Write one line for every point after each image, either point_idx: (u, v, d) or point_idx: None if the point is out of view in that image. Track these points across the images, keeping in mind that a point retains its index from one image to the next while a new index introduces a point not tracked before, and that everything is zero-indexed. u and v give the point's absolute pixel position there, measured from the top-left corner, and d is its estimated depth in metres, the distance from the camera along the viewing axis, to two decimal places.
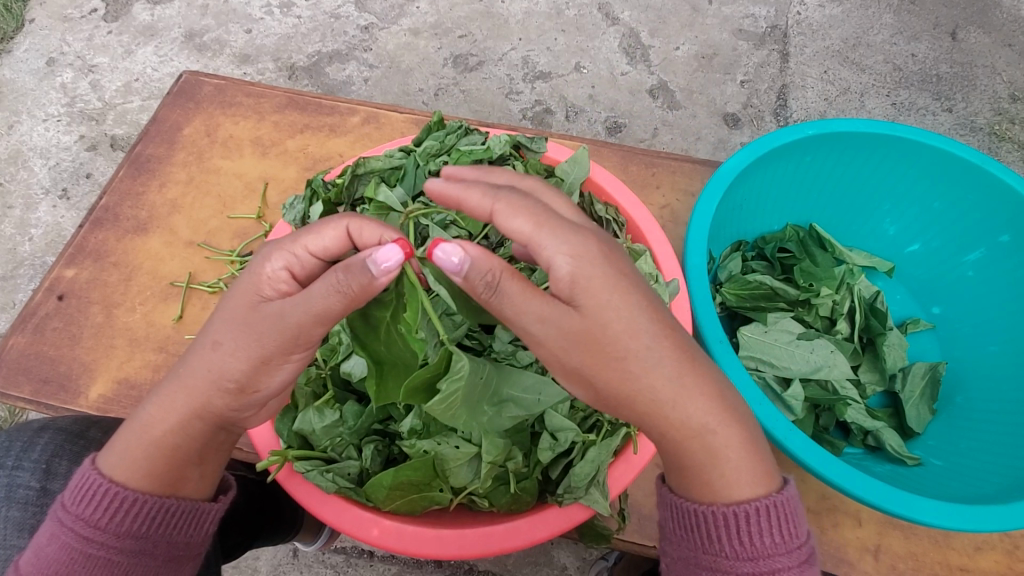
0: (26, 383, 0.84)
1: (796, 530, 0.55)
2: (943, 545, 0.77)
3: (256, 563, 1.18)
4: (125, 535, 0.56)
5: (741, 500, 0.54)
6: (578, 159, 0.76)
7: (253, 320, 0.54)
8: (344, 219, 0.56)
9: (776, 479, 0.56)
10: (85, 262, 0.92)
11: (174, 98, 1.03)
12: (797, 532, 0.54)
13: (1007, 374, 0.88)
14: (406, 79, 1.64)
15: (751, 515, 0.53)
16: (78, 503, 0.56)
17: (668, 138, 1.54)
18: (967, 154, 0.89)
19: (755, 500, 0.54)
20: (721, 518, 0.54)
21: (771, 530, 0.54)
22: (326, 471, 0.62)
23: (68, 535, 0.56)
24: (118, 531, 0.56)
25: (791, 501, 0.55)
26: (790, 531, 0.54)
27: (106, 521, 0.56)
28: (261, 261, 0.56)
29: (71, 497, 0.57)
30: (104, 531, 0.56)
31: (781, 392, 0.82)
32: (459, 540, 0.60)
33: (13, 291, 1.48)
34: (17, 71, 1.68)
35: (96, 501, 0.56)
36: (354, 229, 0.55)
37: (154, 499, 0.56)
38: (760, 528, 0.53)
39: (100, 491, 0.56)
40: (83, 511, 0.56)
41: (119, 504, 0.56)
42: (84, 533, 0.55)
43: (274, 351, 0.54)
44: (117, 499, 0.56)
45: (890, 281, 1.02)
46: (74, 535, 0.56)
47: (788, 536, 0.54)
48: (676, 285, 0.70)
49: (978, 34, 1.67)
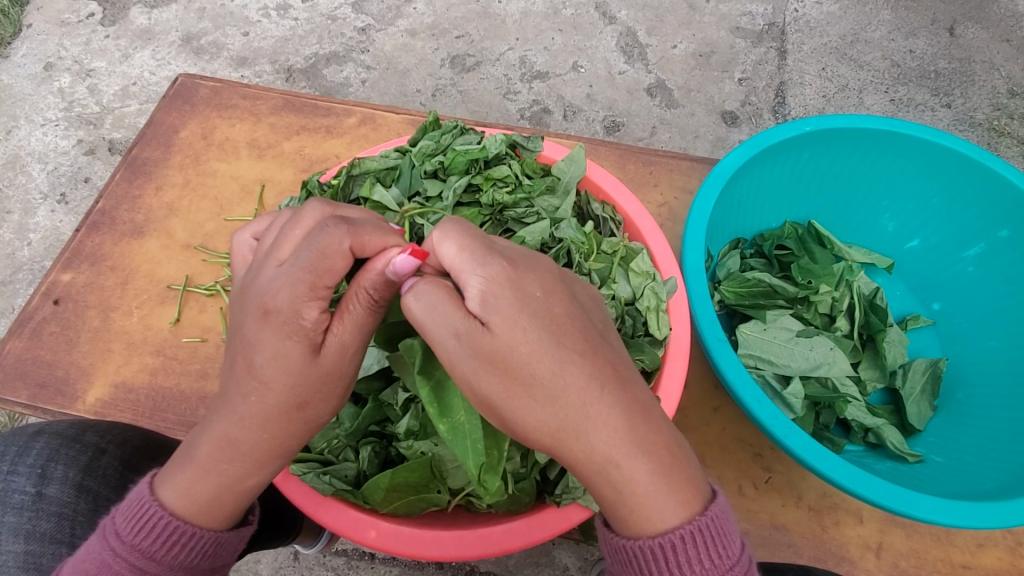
0: (23, 388, 0.84)
1: (731, 546, 0.49)
2: (946, 542, 0.77)
3: (258, 566, 1.18)
4: (177, 567, 0.54)
5: (663, 531, 0.47)
6: (574, 158, 0.76)
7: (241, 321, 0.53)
8: (345, 237, 0.50)
9: (702, 494, 0.49)
10: (82, 266, 0.91)
11: (170, 102, 1.03)
12: (727, 553, 0.48)
13: (1008, 369, 0.88)
14: (404, 80, 1.63)
15: (679, 544, 0.47)
16: (133, 532, 0.54)
17: (666, 137, 1.54)
18: (966, 149, 0.89)
19: (681, 527, 0.47)
20: (648, 552, 0.47)
21: (703, 553, 0.47)
22: (322, 473, 0.63)
23: (120, 565, 0.54)
24: (172, 563, 0.54)
25: (721, 516, 0.48)
26: (722, 551, 0.48)
27: (162, 553, 0.53)
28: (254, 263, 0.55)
29: (125, 525, 0.54)
30: (158, 562, 0.54)
31: (780, 389, 0.82)
32: (457, 542, 0.59)
33: (12, 296, 1.48)
34: (16, 77, 1.68)
35: (153, 532, 0.53)
36: (356, 245, 0.51)
37: (212, 533, 0.54)
38: (691, 555, 0.47)
39: (159, 523, 0.53)
40: (139, 541, 0.53)
41: (178, 538, 0.53)
42: (136, 563, 0.53)
43: None
44: (176, 533, 0.53)
45: (890, 277, 1.02)
46: (127, 565, 0.54)
47: (719, 558, 0.48)
48: (674, 283, 0.70)
49: (976, 29, 1.67)
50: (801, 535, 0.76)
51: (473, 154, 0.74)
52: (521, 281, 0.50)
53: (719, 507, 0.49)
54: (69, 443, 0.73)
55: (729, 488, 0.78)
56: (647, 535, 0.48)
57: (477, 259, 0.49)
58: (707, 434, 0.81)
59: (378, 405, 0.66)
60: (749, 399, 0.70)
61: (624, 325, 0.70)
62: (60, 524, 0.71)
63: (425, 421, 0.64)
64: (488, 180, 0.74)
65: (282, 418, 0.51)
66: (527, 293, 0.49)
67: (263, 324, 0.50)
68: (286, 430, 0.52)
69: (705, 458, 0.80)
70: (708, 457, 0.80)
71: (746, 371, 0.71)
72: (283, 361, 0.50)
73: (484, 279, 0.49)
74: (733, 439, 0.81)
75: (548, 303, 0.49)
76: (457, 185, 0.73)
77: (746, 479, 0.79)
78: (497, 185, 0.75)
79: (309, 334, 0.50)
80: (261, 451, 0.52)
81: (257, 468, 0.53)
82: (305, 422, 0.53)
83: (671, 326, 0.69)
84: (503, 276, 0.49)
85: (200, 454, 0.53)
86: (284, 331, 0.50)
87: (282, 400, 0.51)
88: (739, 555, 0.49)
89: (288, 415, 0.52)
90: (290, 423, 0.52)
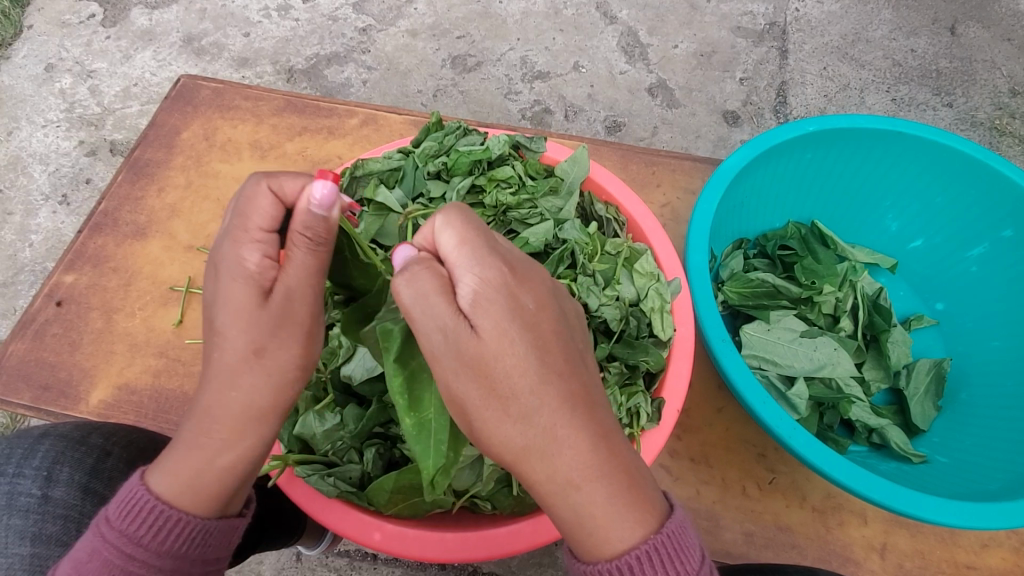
0: (27, 390, 0.84)
1: (691, 558, 0.48)
2: (950, 543, 0.77)
3: (260, 567, 1.18)
4: (165, 555, 0.53)
5: (619, 552, 0.47)
6: (577, 159, 0.75)
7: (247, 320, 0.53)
8: (261, 180, 0.54)
9: (656, 510, 0.49)
10: (84, 267, 0.91)
11: (172, 103, 1.03)
12: (687, 567, 0.47)
13: (1011, 369, 0.88)
14: (405, 80, 1.63)
15: (638, 565, 0.46)
16: (121, 518, 0.53)
17: (667, 137, 1.54)
18: (969, 148, 0.89)
19: (636, 548, 0.47)
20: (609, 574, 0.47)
21: (662, 569, 0.47)
22: (327, 476, 0.63)
23: (109, 551, 0.53)
24: (160, 550, 0.53)
25: (677, 531, 0.48)
26: (682, 566, 0.48)
27: (149, 539, 0.53)
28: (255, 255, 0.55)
29: (114, 512, 0.53)
30: (146, 549, 0.53)
31: (784, 390, 0.82)
32: (462, 544, 0.59)
33: (13, 297, 1.48)
34: (17, 78, 1.68)
35: (140, 518, 0.53)
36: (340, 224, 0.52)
37: (200, 520, 0.53)
38: (651, 574, 0.46)
39: (147, 508, 0.52)
40: (127, 527, 0.53)
41: (165, 524, 0.52)
42: (125, 550, 0.53)
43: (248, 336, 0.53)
44: (163, 518, 0.52)
45: (892, 277, 1.02)
46: (116, 552, 0.53)
47: (679, 572, 0.47)
48: (678, 284, 0.70)
49: (977, 29, 1.67)
50: (806, 536, 0.76)
51: (476, 155, 0.75)
52: (523, 290, 0.49)
53: (675, 522, 0.49)
54: (74, 445, 0.73)
55: (733, 488, 0.78)
56: (606, 558, 0.47)
57: (480, 260, 0.49)
58: (712, 435, 0.81)
59: (383, 406, 0.66)
60: (753, 400, 0.69)
61: (629, 326, 0.70)
62: (66, 527, 0.70)
63: None
64: (492, 182, 0.74)
65: (251, 376, 0.51)
66: (521, 305, 0.49)
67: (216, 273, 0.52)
68: (253, 389, 0.52)
69: (709, 458, 0.80)
70: (711, 458, 0.80)
71: (749, 372, 0.71)
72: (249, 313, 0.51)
73: (479, 279, 0.48)
74: (737, 439, 0.81)
75: (541, 316, 0.50)
76: (461, 186, 0.73)
77: (751, 479, 0.79)
78: (500, 186, 0.75)
79: (255, 278, 0.52)
80: (238, 419, 0.52)
81: (235, 438, 0.52)
82: (272, 376, 0.52)
83: (675, 327, 0.69)
84: (500, 283, 0.48)
85: (182, 432, 0.53)
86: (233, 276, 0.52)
87: (248, 355, 0.51)
88: (700, 567, 0.49)
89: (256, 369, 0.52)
90: (271, 394, 0.52)
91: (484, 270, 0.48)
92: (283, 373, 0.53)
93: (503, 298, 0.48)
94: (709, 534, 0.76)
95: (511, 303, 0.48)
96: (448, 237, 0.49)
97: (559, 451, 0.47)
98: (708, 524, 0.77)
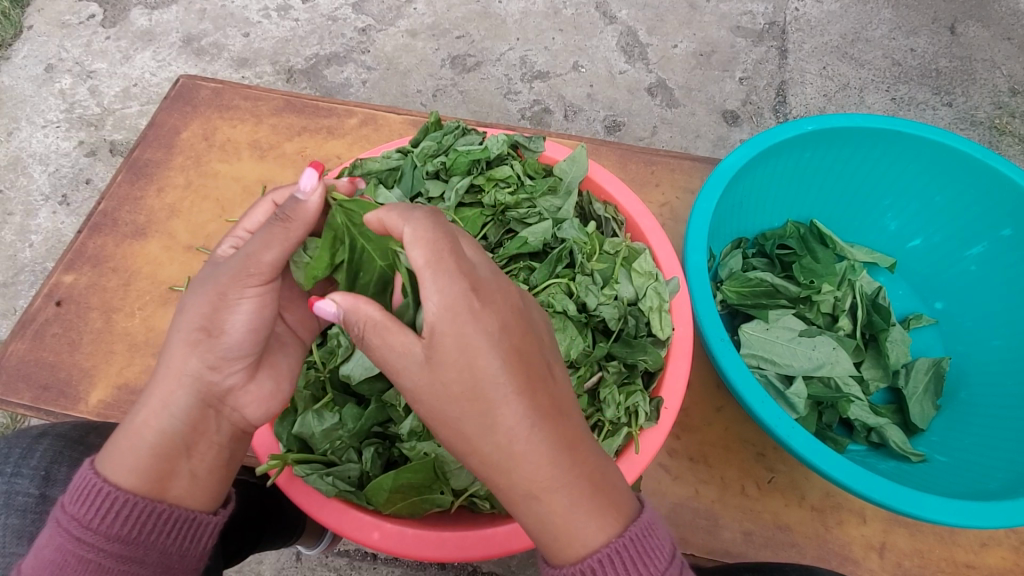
0: (26, 390, 0.84)
1: (655, 559, 0.48)
2: (949, 542, 0.77)
3: (260, 566, 1.18)
4: (113, 539, 0.53)
5: (584, 555, 0.47)
6: (576, 158, 0.75)
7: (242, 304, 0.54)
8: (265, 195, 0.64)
9: (626, 509, 0.49)
10: (84, 267, 0.91)
11: (171, 103, 1.03)
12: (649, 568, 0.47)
13: (1010, 368, 0.88)
14: (404, 80, 1.63)
15: (600, 568, 0.47)
16: (73, 503, 0.54)
17: (667, 137, 1.54)
18: (969, 147, 0.89)
19: (598, 551, 0.47)
20: None
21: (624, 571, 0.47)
22: (326, 475, 0.62)
23: (62, 536, 0.54)
24: (108, 532, 0.53)
25: (640, 533, 0.48)
26: (646, 568, 0.47)
27: (97, 522, 0.53)
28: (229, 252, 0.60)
29: (66, 498, 0.54)
30: (95, 532, 0.53)
31: (783, 389, 0.81)
32: (461, 544, 0.60)
33: (13, 297, 1.48)
34: (17, 79, 1.68)
35: (89, 501, 0.53)
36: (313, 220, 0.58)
37: (142, 500, 0.53)
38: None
39: (94, 491, 0.53)
40: (77, 511, 0.53)
41: (110, 505, 0.53)
42: (76, 534, 0.53)
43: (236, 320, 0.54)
44: (108, 500, 0.53)
45: (891, 276, 1.02)
46: (68, 536, 0.53)
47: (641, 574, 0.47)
48: (676, 283, 0.70)
49: (977, 28, 1.67)
50: (804, 535, 0.76)
51: (475, 154, 0.75)
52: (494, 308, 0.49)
53: (639, 525, 0.48)
54: (73, 444, 0.74)
55: (732, 488, 0.78)
56: (571, 561, 0.48)
57: (438, 276, 0.48)
58: (710, 434, 0.81)
59: (382, 406, 0.66)
60: (751, 400, 0.69)
61: (627, 325, 0.70)
62: None
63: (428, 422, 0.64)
64: (490, 181, 0.74)
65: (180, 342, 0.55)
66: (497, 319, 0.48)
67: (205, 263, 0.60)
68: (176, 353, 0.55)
69: (708, 458, 0.80)
70: (711, 457, 0.80)
71: (748, 371, 0.71)
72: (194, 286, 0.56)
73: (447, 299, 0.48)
74: (736, 439, 0.81)
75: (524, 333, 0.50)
76: (459, 185, 0.73)
77: (749, 478, 0.79)
78: (498, 186, 0.75)
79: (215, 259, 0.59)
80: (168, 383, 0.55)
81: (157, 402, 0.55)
82: (191, 344, 0.55)
83: (674, 326, 0.69)
84: (463, 302, 0.48)
85: (131, 412, 0.56)
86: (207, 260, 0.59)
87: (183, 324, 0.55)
88: (665, 567, 0.49)
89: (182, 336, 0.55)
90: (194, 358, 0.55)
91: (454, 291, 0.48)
92: (197, 341, 0.55)
93: (477, 316, 0.48)
94: (708, 533, 0.76)
95: (482, 323, 0.48)
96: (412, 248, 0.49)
97: (558, 451, 0.47)
98: (708, 523, 0.77)
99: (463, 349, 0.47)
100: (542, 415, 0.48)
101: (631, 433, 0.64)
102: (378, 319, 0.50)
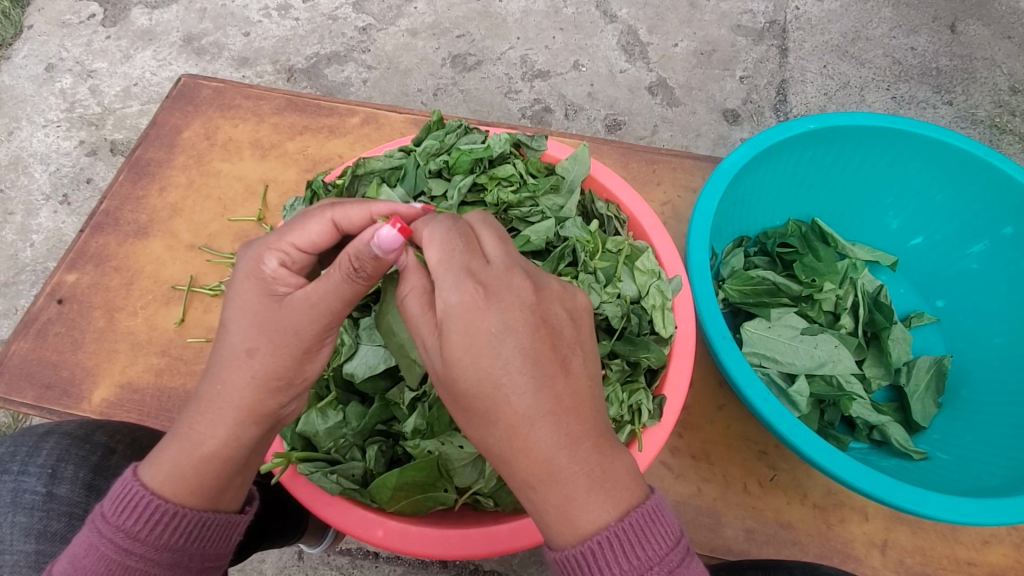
0: (29, 389, 0.84)
1: (655, 546, 0.46)
2: (951, 539, 0.77)
3: (262, 566, 1.18)
4: (163, 548, 0.53)
5: (586, 536, 0.45)
6: (579, 157, 0.75)
7: (266, 315, 0.53)
8: (326, 208, 0.56)
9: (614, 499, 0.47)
10: (86, 266, 0.92)
11: (172, 102, 1.03)
12: (650, 554, 0.45)
13: (1011, 365, 0.88)
14: (405, 79, 1.63)
15: (599, 551, 0.44)
16: (118, 514, 0.52)
17: (668, 135, 1.54)
18: (968, 145, 0.89)
19: (599, 532, 0.45)
20: (574, 562, 0.45)
21: (623, 556, 0.44)
22: (330, 472, 0.62)
23: (105, 546, 0.52)
24: (156, 543, 0.52)
25: (643, 521, 0.45)
26: (646, 553, 0.45)
27: (146, 533, 0.52)
28: (253, 261, 0.55)
29: (110, 507, 0.53)
30: (143, 544, 0.52)
31: (786, 387, 0.82)
32: (464, 542, 0.60)
33: (15, 297, 1.48)
34: (17, 78, 1.68)
35: (136, 512, 0.52)
36: (337, 215, 0.56)
37: (194, 512, 0.53)
38: (611, 559, 0.44)
39: (142, 503, 0.52)
40: (123, 521, 0.52)
41: (161, 517, 0.52)
42: (122, 545, 0.52)
43: (252, 330, 0.53)
44: (159, 512, 0.52)
45: (893, 274, 1.02)
46: (112, 547, 0.52)
47: (643, 557, 0.45)
48: (679, 282, 0.70)
49: (977, 27, 1.67)
50: (807, 533, 0.77)
51: (478, 153, 0.75)
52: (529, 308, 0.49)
53: (641, 510, 0.46)
54: (79, 443, 0.73)
55: (734, 486, 0.79)
56: (574, 541, 0.46)
57: (449, 274, 0.49)
58: (713, 432, 0.81)
59: (385, 404, 0.66)
60: (755, 397, 0.69)
61: (630, 324, 0.69)
62: (70, 525, 0.70)
63: (431, 420, 0.64)
64: (493, 180, 0.74)
65: (229, 357, 0.53)
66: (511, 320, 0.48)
67: (233, 274, 0.56)
68: (230, 372, 0.53)
69: (710, 456, 0.80)
70: (713, 455, 0.80)
71: (752, 369, 0.71)
72: (240, 313, 0.54)
73: (469, 296, 0.48)
74: (739, 437, 0.81)
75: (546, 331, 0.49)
76: (463, 183, 0.73)
77: (751, 476, 0.79)
78: (501, 184, 0.75)
79: (268, 284, 0.54)
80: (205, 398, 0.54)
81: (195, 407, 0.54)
82: (219, 358, 0.54)
83: (676, 324, 0.69)
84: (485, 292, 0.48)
85: (178, 420, 0.55)
86: (247, 274, 0.55)
87: (236, 360, 0.53)
88: (666, 554, 0.46)
89: (236, 353, 0.53)
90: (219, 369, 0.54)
91: (488, 308, 0.48)
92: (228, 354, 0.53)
93: (492, 307, 0.48)
94: (711, 531, 0.77)
95: (503, 309, 0.48)
96: (430, 247, 0.51)
97: (579, 440, 0.46)
98: (710, 521, 0.77)
99: (477, 339, 0.47)
100: (575, 392, 0.48)
101: (636, 431, 0.64)
102: (414, 294, 0.52)
